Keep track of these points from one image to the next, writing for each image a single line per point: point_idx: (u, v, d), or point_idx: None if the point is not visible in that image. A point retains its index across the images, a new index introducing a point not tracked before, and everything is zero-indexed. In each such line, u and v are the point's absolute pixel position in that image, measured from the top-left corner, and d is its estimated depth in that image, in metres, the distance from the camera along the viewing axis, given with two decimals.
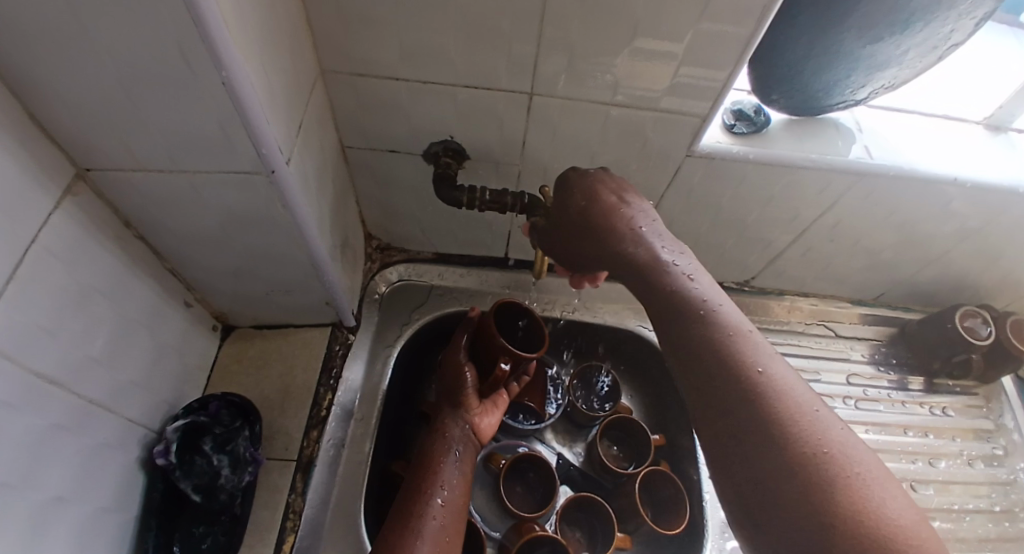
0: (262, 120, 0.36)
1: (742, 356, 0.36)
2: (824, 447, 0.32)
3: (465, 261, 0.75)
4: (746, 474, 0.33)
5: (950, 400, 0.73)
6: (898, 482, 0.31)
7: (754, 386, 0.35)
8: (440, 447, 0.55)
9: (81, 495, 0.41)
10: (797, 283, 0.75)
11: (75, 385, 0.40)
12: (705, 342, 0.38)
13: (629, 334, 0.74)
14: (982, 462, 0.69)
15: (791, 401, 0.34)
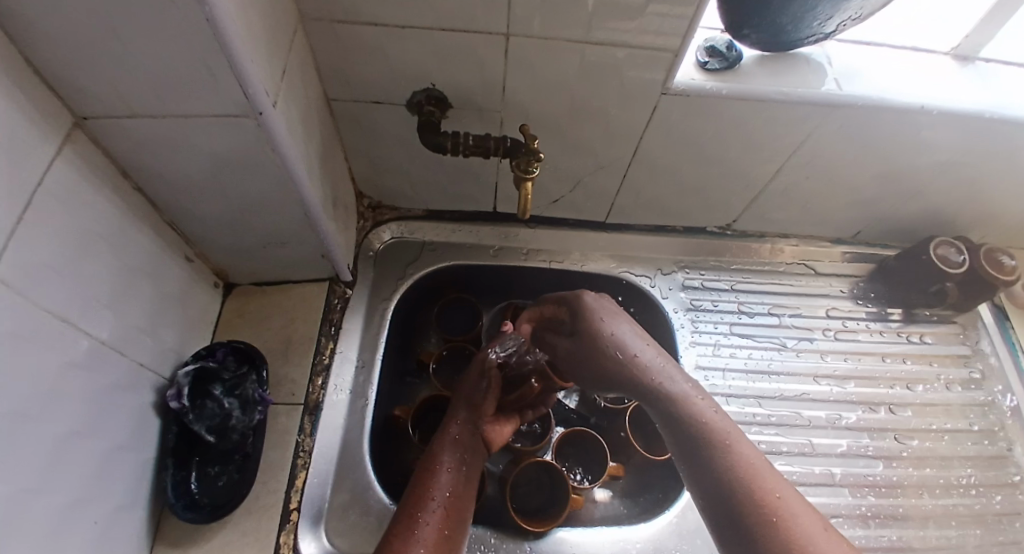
0: (247, 60, 0.38)
1: (714, 436, 0.43)
2: (773, 498, 0.39)
3: (456, 217, 0.76)
4: (717, 500, 0.41)
5: (928, 328, 0.76)
6: (822, 525, 0.38)
7: (732, 462, 0.42)
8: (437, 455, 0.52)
9: (97, 432, 0.43)
10: (778, 224, 0.77)
11: (87, 325, 0.43)
12: (685, 420, 0.45)
13: (618, 280, 0.76)
14: (959, 385, 0.72)
15: (766, 496, 0.39)
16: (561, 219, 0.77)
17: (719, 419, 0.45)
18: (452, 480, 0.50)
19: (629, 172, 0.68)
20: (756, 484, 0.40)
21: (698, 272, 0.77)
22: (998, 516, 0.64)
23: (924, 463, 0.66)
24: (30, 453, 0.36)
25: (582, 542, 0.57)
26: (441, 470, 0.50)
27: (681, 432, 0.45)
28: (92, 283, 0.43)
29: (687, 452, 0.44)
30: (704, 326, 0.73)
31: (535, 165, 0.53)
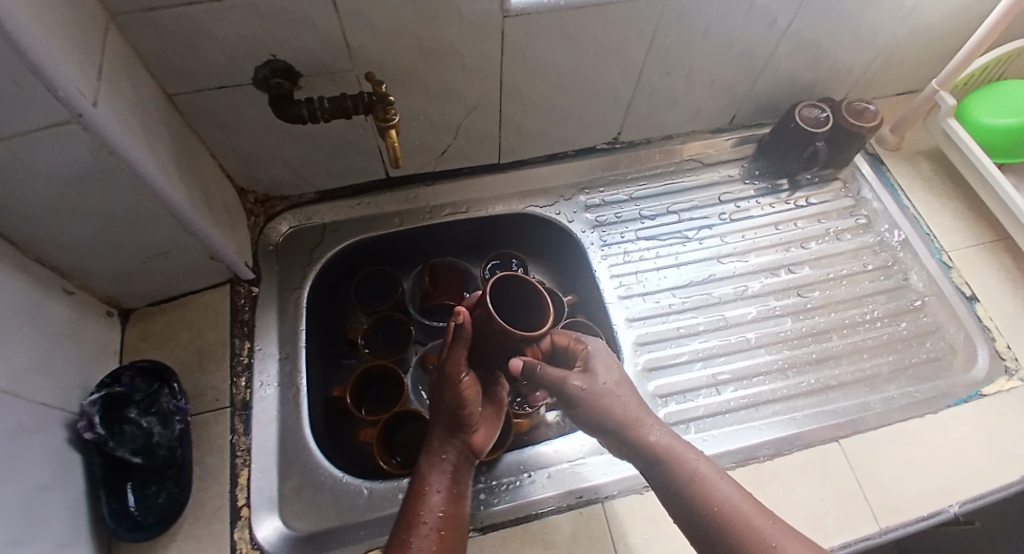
0: (53, 62, 0.35)
1: (700, 491, 0.45)
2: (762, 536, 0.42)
3: (352, 191, 0.75)
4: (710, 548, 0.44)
5: (811, 191, 0.81)
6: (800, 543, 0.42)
7: (739, 524, 0.43)
8: (422, 478, 0.50)
9: (14, 476, 0.42)
10: (659, 127, 0.81)
11: None
12: (668, 465, 0.47)
13: (524, 216, 0.78)
14: (849, 233, 0.77)
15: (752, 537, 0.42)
16: (457, 169, 0.77)
17: (700, 470, 0.47)
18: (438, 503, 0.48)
19: (502, 107, 0.69)
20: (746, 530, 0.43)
21: (597, 191, 0.80)
22: (906, 340, 0.69)
23: (828, 310, 0.71)
24: None
25: (543, 451, 0.61)
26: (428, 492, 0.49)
27: (680, 500, 0.46)
28: None
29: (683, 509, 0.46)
30: (612, 238, 0.76)
31: (390, 110, 0.52)
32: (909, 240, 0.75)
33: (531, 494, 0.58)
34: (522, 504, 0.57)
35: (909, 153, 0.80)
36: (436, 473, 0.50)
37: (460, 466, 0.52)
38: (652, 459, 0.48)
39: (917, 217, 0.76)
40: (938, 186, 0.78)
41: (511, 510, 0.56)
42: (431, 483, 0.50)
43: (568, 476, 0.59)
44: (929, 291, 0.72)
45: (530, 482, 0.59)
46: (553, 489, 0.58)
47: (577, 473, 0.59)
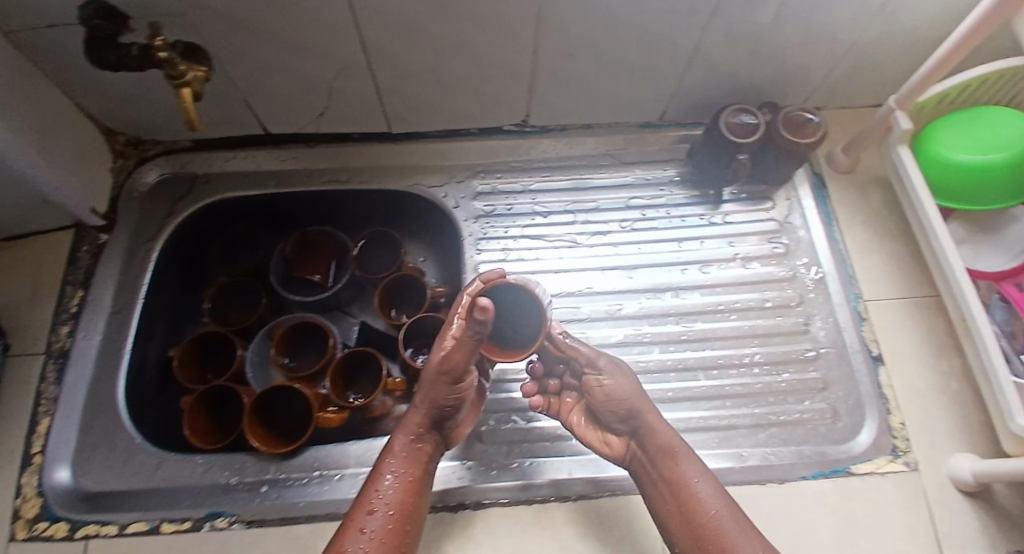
0: None
1: (680, 483, 0.47)
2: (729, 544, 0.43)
3: (229, 143, 0.71)
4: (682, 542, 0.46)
5: (737, 208, 0.70)
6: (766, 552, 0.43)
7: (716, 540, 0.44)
8: (385, 459, 0.48)
9: None
10: (574, 114, 0.71)
11: None
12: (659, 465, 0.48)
13: (407, 194, 0.72)
14: (759, 262, 0.67)
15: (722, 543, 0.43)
16: (343, 134, 0.72)
17: (691, 467, 0.48)
18: (399, 488, 0.46)
19: (374, 74, 0.62)
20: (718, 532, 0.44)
21: (493, 176, 0.73)
22: (782, 394, 0.61)
23: (708, 345, 0.63)
24: None
25: (347, 449, 0.58)
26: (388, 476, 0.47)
27: (667, 495, 0.47)
28: None
29: (670, 502, 0.47)
30: (494, 232, 0.70)
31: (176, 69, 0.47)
32: (826, 280, 0.65)
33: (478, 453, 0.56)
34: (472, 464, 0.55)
35: (859, 179, 0.69)
36: (401, 461, 0.48)
37: (428, 458, 0.49)
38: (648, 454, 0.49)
39: (844, 254, 0.66)
40: (878, 224, 0.67)
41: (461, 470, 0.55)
42: (391, 468, 0.47)
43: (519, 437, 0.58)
44: (831, 343, 0.63)
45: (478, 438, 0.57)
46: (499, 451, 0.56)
47: (525, 434, 0.58)
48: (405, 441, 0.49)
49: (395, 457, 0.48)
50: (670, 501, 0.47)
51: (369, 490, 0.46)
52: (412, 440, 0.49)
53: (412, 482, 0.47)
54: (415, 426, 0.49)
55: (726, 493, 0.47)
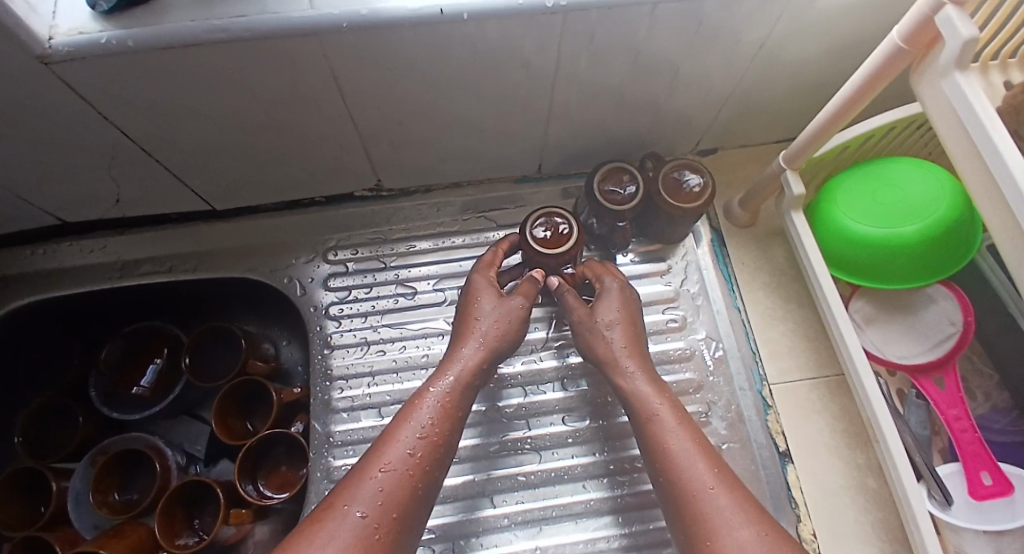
0: None
1: (657, 426, 0.45)
2: (713, 486, 0.40)
3: (27, 237, 0.60)
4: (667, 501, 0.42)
5: (630, 271, 0.60)
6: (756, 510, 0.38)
7: (669, 461, 0.43)
8: (431, 381, 0.47)
9: None
10: (434, 174, 0.61)
11: None
12: (632, 398, 0.48)
13: (247, 280, 0.62)
14: (654, 338, 0.58)
15: (694, 487, 0.40)
16: (162, 216, 0.61)
17: (664, 408, 0.46)
18: (437, 411, 0.45)
19: (169, 159, 0.51)
20: (692, 482, 0.40)
21: (347, 251, 0.62)
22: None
23: (597, 447, 0.55)
24: None
25: None
26: (429, 401, 0.45)
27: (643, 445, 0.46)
28: None
29: (652, 449, 0.44)
30: (348, 321, 0.60)
31: None
32: (727, 359, 0.56)
33: (494, 473, 0.54)
34: (479, 482, 0.53)
35: (761, 233, 0.61)
36: (453, 386, 0.47)
37: (472, 390, 0.48)
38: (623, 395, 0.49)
39: (745, 325, 0.57)
40: (782, 287, 0.59)
41: (458, 487, 0.53)
42: (438, 389, 0.46)
43: (527, 466, 0.54)
44: (736, 438, 0.53)
45: (508, 456, 0.54)
46: (514, 477, 0.53)
47: (554, 470, 0.54)
48: (464, 364, 0.48)
49: (453, 382, 0.47)
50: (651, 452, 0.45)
51: (412, 408, 0.45)
52: (467, 365, 0.48)
53: (451, 411, 0.45)
54: (474, 351, 0.49)
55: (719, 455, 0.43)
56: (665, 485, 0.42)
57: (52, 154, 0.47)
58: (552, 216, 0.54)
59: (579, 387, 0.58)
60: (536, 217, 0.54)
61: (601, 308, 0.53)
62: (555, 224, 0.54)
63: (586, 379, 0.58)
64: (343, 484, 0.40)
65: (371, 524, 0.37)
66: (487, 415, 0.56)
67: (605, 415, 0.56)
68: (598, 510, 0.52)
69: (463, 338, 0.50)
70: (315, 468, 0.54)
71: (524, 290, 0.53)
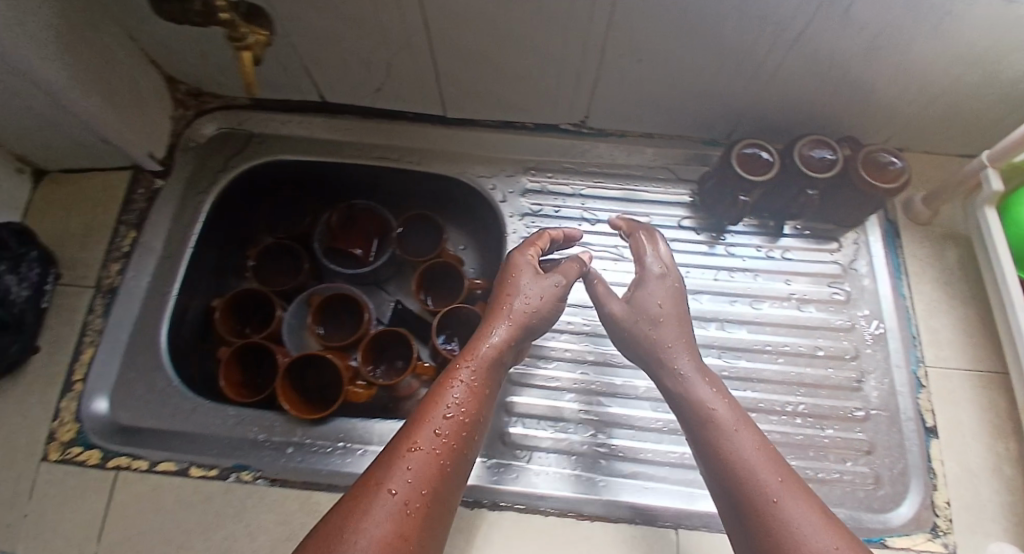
0: None
1: (712, 429, 0.46)
2: (772, 494, 0.40)
3: (287, 107, 0.72)
4: (725, 505, 0.43)
5: (793, 242, 0.67)
6: (818, 518, 0.39)
7: (731, 461, 0.43)
8: (461, 359, 0.48)
9: None
10: (637, 121, 0.69)
11: None
12: (688, 405, 0.49)
13: (454, 181, 0.72)
14: (815, 305, 0.64)
15: (753, 486, 0.41)
16: (398, 111, 0.72)
17: (721, 410, 0.47)
18: (466, 395, 0.45)
19: (435, 55, 0.61)
20: (754, 480, 0.41)
21: (544, 174, 0.71)
22: (822, 450, 0.57)
23: (749, 385, 0.60)
24: None
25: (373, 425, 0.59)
26: (460, 382, 0.46)
27: (701, 450, 0.46)
28: None
29: (706, 454, 0.45)
30: (537, 232, 0.69)
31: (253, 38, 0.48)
32: (887, 336, 0.61)
33: (596, 439, 0.57)
34: (619, 387, 0.61)
35: (936, 233, 0.65)
36: (479, 362, 0.48)
37: (500, 367, 0.50)
38: (674, 395, 0.50)
39: (909, 312, 0.62)
40: (953, 284, 0.63)
41: (620, 389, 0.61)
42: (467, 369, 0.47)
43: None
44: (882, 406, 0.59)
45: None
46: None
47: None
48: (494, 345, 0.49)
49: (477, 362, 0.48)
50: (705, 455, 0.45)
51: (441, 390, 0.45)
52: (498, 346, 0.49)
53: (481, 389, 0.47)
54: (504, 330, 0.50)
55: (774, 450, 0.44)
56: (725, 489, 0.43)
57: (355, 30, 0.57)
58: (756, 145, 0.62)
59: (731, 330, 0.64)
60: (744, 144, 0.61)
61: (645, 299, 0.54)
62: (760, 152, 0.61)
63: (745, 325, 0.63)
64: (377, 465, 0.40)
65: (410, 503, 0.37)
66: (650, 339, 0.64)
67: (744, 356, 0.62)
68: None
69: (497, 320, 0.51)
70: None
71: (559, 280, 0.55)
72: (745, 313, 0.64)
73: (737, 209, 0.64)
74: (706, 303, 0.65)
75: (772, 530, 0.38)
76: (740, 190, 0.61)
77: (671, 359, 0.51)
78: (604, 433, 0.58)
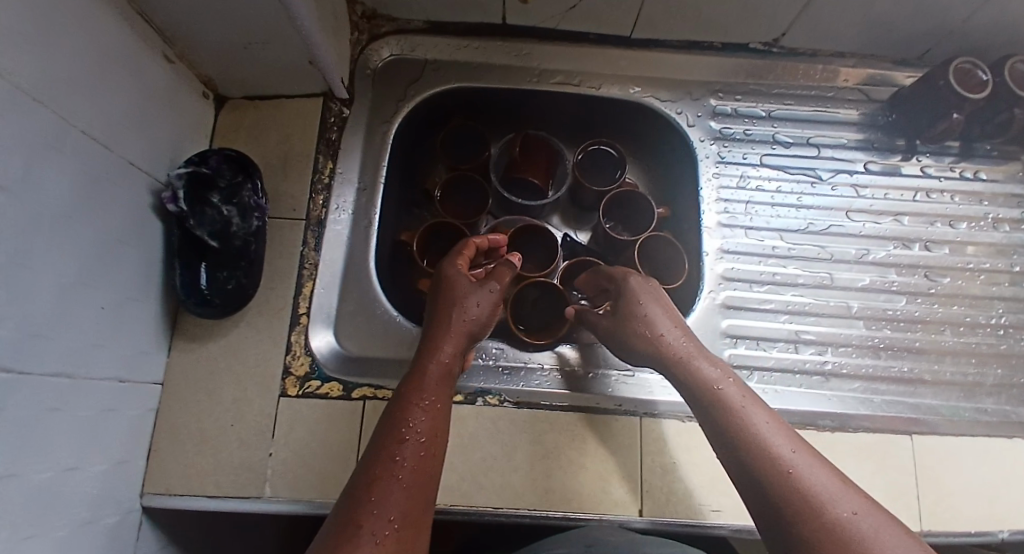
0: None
1: (720, 409, 0.42)
2: (786, 468, 0.36)
3: (463, 30, 0.68)
4: (743, 489, 0.38)
5: (985, 164, 0.70)
6: (849, 490, 0.34)
7: (743, 438, 0.39)
8: (408, 384, 0.46)
9: (100, 282, 0.44)
10: (834, 39, 0.68)
11: (72, 119, 0.40)
12: (695, 385, 0.45)
13: (637, 107, 0.69)
14: (1009, 225, 0.68)
15: (769, 462, 0.36)
16: (581, 32, 0.68)
17: (727, 389, 0.43)
18: (425, 423, 0.42)
19: None
20: (769, 454, 0.37)
21: (732, 97, 0.70)
22: None
23: (958, 301, 0.64)
24: (32, 292, 0.36)
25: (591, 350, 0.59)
26: (414, 407, 0.43)
27: (714, 435, 0.42)
28: (68, 65, 0.39)
29: (717, 440, 0.41)
30: (731, 155, 0.68)
31: None
32: None
33: (818, 358, 0.59)
34: (834, 308, 0.62)
35: None
36: (427, 381, 0.46)
37: (452, 383, 0.47)
38: (680, 385, 0.46)
39: None
40: None
41: (835, 311, 0.62)
42: (418, 393, 0.44)
43: (896, 303, 0.63)
44: None
45: (880, 293, 0.63)
46: (884, 309, 0.62)
47: (918, 312, 0.63)
48: (438, 362, 0.47)
49: (427, 382, 0.45)
50: (716, 440, 0.41)
51: (394, 420, 0.42)
52: (445, 362, 0.47)
53: (439, 404, 0.44)
54: (448, 344, 0.48)
55: (784, 421, 0.40)
56: (741, 469, 0.38)
57: None
58: (974, 62, 0.62)
59: (934, 248, 0.66)
60: (964, 59, 0.62)
61: (626, 298, 0.52)
62: (977, 69, 0.62)
63: (948, 245, 0.66)
64: (337, 515, 0.37)
65: (381, 533, 0.35)
66: (859, 258, 0.64)
67: (958, 276, 0.65)
68: (962, 351, 0.61)
69: (439, 337, 0.49)
70: (709, 268, 0.63)
71: (487, 288, 0.52)
72: (948, 233, 0.67)
73: (948, 127, 0.66)
74: (909, 221, 0.67)
75: (796, 506, 0.33)
76: (954, 107, 0.63)
77: (666, 348, 0.48)
78: (826, 351, 0.60)
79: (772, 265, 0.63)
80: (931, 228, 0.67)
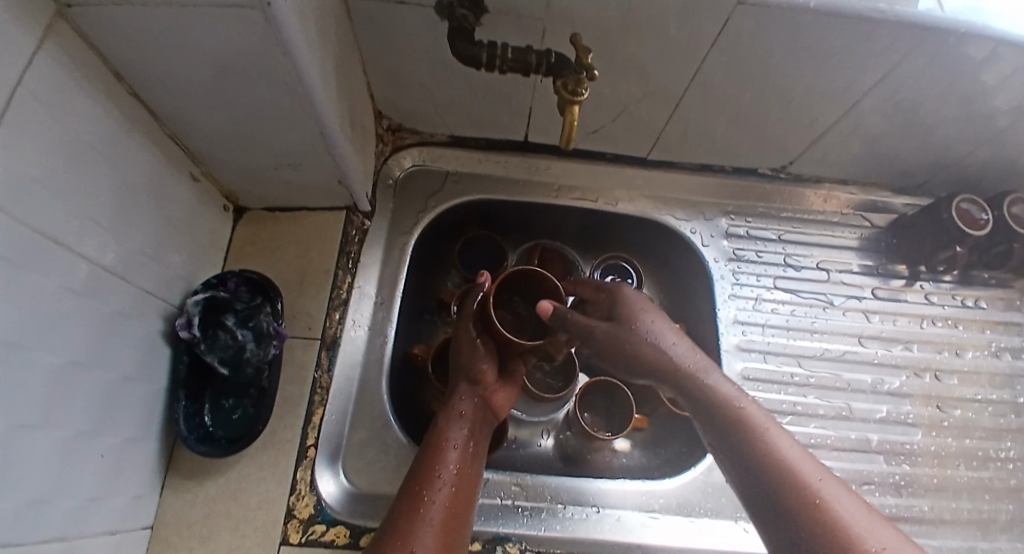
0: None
1: (749, 432, 0.40)
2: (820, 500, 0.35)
3: (484, 144, 0.70)
4: (769, 517, 0.36)
5: (983, 292, 0.73)
6: (885, 526, 0.34)
7: (777, 466, 0.38)
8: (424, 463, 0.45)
9: (105, 424, 0.40)
10: (838, 168, 0.71)
11: (94, 255, 0.39)
12: (715, 404, 0.43)
13: (653, 224, 0.71)
14: (1009, 354, 0.70)
15: (808, 498, 0.35)
16: (599, 152, 0.70)
17: (753, 412, 0.41)
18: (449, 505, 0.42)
19: (680, 104, 0.60)
20: (804, 484, 0.36)
21: (743, 219, 0.72)
22: None
23: (971, 434, 0.64)
24: (34, 450, 0.33)
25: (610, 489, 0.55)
26: (437, 493, 0.42)
27: (737, 455, 0.40)
28: (94, 205, 0.38)
29: (741, 466, 0.39)
30: (745, 278, 0.69)
31: (585, 84, 0.47)
32: None
33: None
34: (855, 442, 0.61)
35: None
36: (446, 461, 0.45)
37: (472, 460, 0.47)
38: (695, 403, 0.44)
39: None
40: None
41: (854, 443, 0.61)
42: (442, 477, 0.44)
43: (912, 437, 0.63)
44: None
45: (896, 424, 0.63)
46: (902, 443, 0.62)
47: (934, 446, 0.62)
48: (456, 443, 0.46)
49: (448, 463, 0.45)
50: (737, 463, 0.40)
51: (416, 506, 0.41)
52: (462, 443, 0.47)
53: (462, 489, 0.44)
54: (463, 426, 0.48)
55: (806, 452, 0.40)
56: (769, 497, 0.37)
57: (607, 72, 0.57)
58: (973, 202, 0.65)
59: (942, 376, 0.67)
60: (963, 199, 0.64)
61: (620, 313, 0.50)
62: (976, 209, 0.64)
63: (956, 375, 0.67)
64: None
65: None
66: (875, 387, 0.65)
67: (967, 407, 0.65)
68: (980, 489, 0.61)
69: (452, 419, 0.48)
70: None
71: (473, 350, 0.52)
72: (954, 361, 0.68)
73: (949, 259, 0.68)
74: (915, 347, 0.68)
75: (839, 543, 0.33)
76: (955, 240, 0.65)
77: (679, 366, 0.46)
78: None
79: (791, 392, 0.63)
80: (942, 359, 0.68)
